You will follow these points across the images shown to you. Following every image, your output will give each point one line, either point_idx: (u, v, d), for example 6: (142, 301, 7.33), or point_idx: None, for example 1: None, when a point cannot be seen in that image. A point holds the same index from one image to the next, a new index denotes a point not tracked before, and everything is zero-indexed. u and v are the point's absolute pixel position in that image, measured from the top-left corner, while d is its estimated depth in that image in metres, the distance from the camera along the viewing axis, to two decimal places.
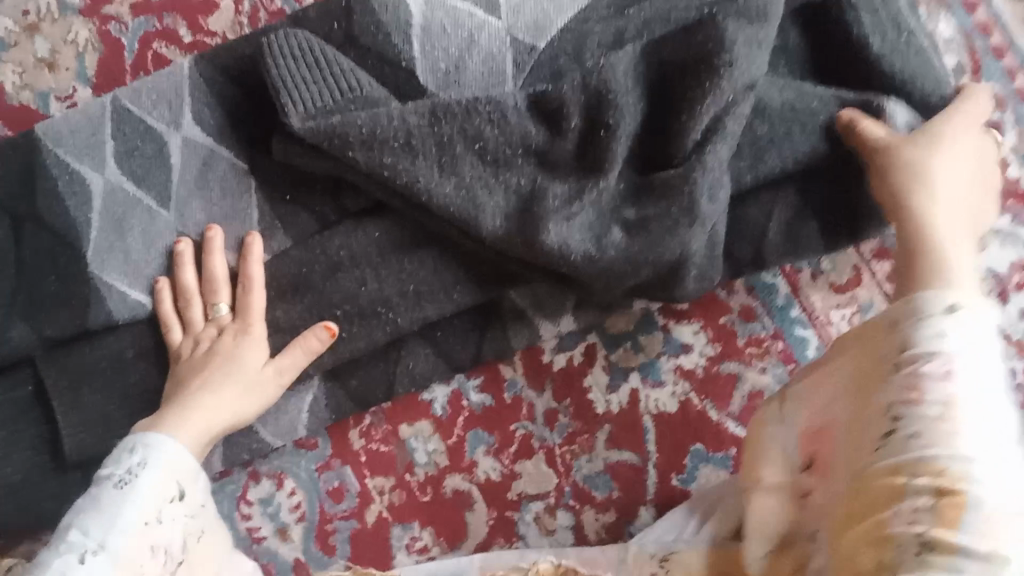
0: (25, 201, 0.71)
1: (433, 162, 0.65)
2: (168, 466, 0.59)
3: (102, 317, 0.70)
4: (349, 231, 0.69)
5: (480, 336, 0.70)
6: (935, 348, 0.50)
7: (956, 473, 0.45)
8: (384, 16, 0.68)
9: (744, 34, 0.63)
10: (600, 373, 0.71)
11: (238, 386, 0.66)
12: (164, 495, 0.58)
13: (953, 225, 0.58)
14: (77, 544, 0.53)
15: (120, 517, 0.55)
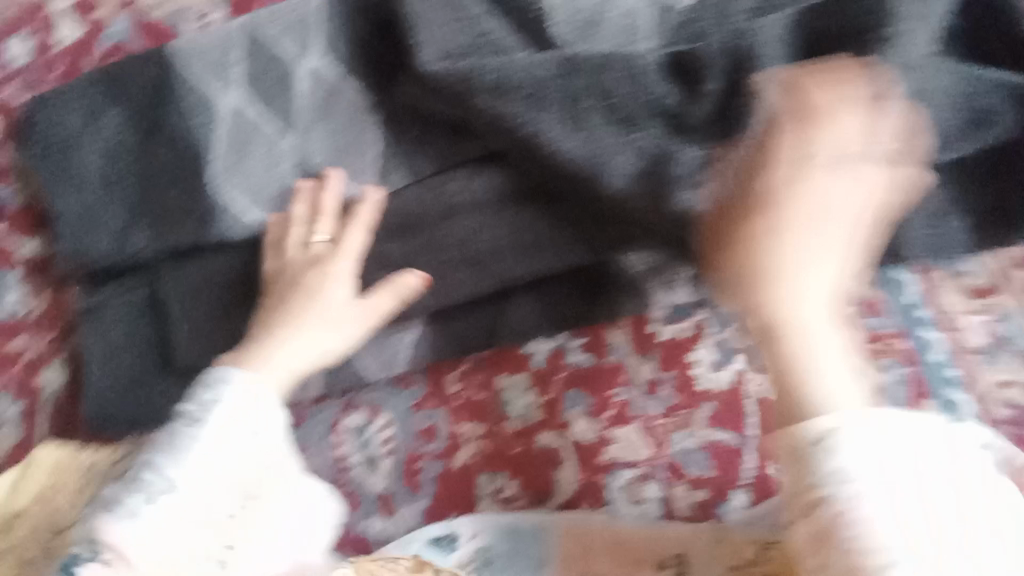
0: (154, 112, 0.72)
1: (561, 113, 0.62)
2: (245, 402, 0.59)
3: (221, 230, 0.69)
4: (469, 176, 0.68)
5: (589, 298, 0.71)
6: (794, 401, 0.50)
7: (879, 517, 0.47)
8: None
9: (916, 8, 0.62)
10: (708, 350, 0.69)
11: (320, 329, 0.64)
12: (238, 429, 0.58)
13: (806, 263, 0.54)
14: (147, 486, 0.54)
15: (189, 453, 0.56)
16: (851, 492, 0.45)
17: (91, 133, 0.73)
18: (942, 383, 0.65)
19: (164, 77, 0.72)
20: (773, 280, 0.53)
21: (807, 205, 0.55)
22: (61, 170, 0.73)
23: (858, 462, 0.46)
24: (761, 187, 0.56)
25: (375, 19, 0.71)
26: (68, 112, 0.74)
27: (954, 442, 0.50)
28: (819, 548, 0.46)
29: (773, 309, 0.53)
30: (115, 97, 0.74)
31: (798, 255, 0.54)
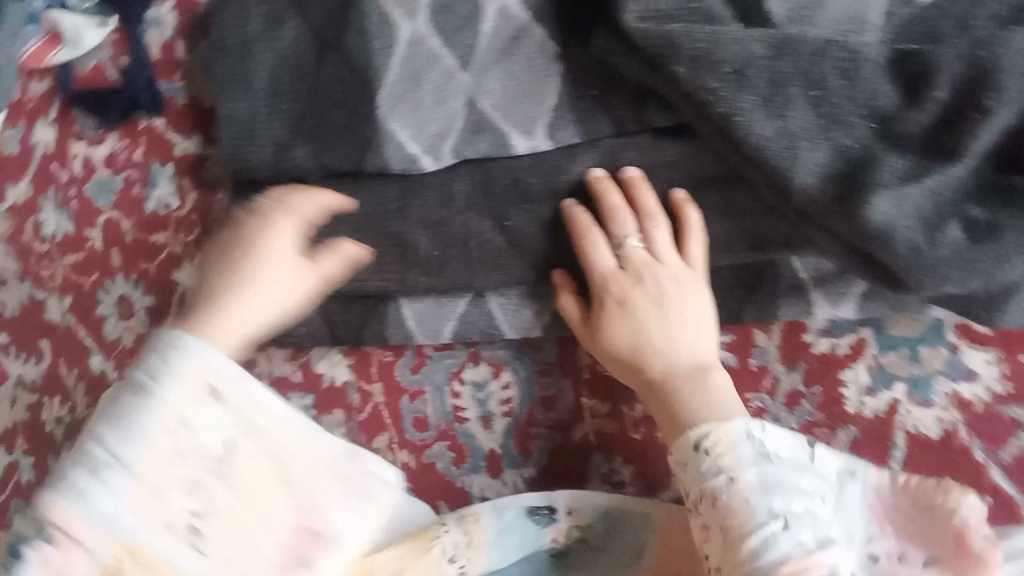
0: (335, 30, 0.70)
1: (762, 98, 0.58)
2: (199, 365, 0.57)
3: (378, 162, 0.68)
4: (645, 146, 0.64)
5: (747, 297, 0.64)
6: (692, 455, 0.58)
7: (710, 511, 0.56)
8: None
9: None
10: (863, 371, 0.63)
11: (274, 302, 0.63)
12: (187, 400, 0.56)
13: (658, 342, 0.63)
14: (94, 458, 0.54)
15: (136, 428, 0.54)
16: (717, 484, 0.56)
17: (268, 39, 0.72)
18: None
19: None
20: (665, 345, 0.62)
21: (661, 298, 0.62)
22: (233, 72, 0.72)
23: (760, 472, 0.56)
24: (606, 265, 0.63)
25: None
26: (248, 13, 0.72)
27: (851, 496, 0.59)
28: (728, 543, 0.55)
29: (657, 364, 0.62)
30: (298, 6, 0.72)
31: (655, 330, 0.62)
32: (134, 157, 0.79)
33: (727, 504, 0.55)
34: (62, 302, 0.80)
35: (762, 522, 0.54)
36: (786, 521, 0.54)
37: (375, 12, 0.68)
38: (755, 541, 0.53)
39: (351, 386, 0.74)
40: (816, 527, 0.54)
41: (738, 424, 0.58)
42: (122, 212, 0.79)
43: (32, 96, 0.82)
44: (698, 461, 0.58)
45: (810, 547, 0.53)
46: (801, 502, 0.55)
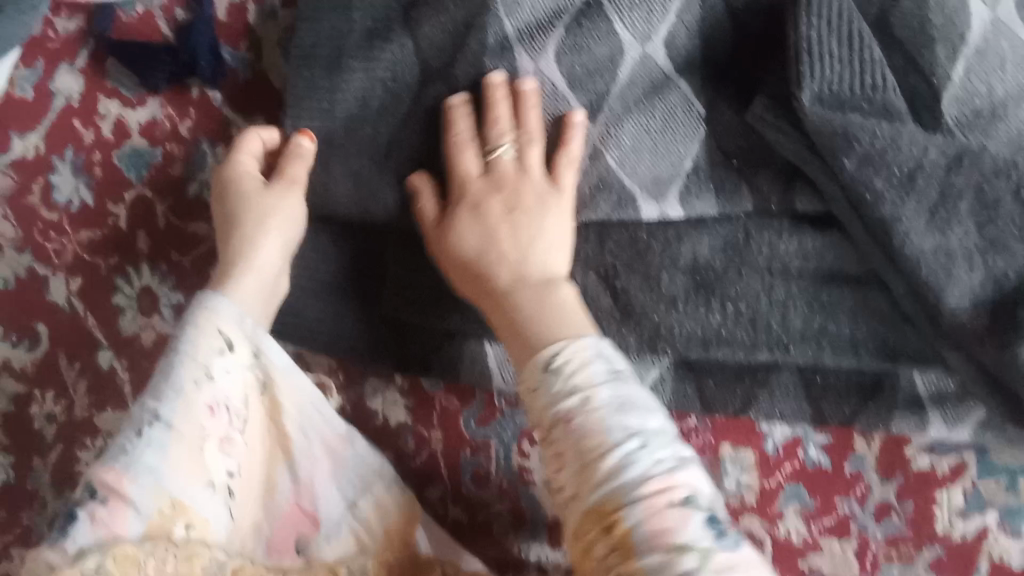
0: (447, 60, 0.60)
1: (927, 207, 0.55)
2: (216, 322, 0.54)
3: None
4: (782, 231, 0.60)
5: (861, 403, 0.61)
6: (577, 389, 0.50)
7: (612, 468, 0.46)
8: (934, 17, 0.57)
9: None
10: (959, 493, 0.62)
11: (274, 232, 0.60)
12: (211, 349, 0.52)
13: (536, 248, 0.58)
14: (135, 419, 0.49)
15: (168, 382, 0.50)
16: (569, 405, 0.49)
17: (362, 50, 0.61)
18: None
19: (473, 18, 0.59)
20: (498, 257, 0.58)
21: (518, 203, 0.59)
22: (317, 88, 0.62)
23: (612, 391, 0.49)
24: (467, 169, 0.59)
25: (768, 12, 0.60)
26: (350, 23, 0.62)
27: (675, 466, 0.46)
28: (587, 470, 0.47)
29: (503, 274, 0.58)
30: (411, 25, 0.61)
31: (499, 229, 0.59)
32: (178, 130, 0.69)
33: (585, 423, 0.48)
34: (68, 284, 0.70)
35: (618, 444, 0.47)
36: (645, 440, 0.47)
37: (495, 45, 0.59)
38: (611, 464, 0.46)
39: (406, 429, 0.68)
40: (673, 442, 0.48)
41: (590, 341, 0.52)
42: (155, 192, 0.70)
43: (57, 35, 0.70)
44: (551, 382, 0.51)
45: (669, 466, 0.46)
46: (659, 422, 0.49)
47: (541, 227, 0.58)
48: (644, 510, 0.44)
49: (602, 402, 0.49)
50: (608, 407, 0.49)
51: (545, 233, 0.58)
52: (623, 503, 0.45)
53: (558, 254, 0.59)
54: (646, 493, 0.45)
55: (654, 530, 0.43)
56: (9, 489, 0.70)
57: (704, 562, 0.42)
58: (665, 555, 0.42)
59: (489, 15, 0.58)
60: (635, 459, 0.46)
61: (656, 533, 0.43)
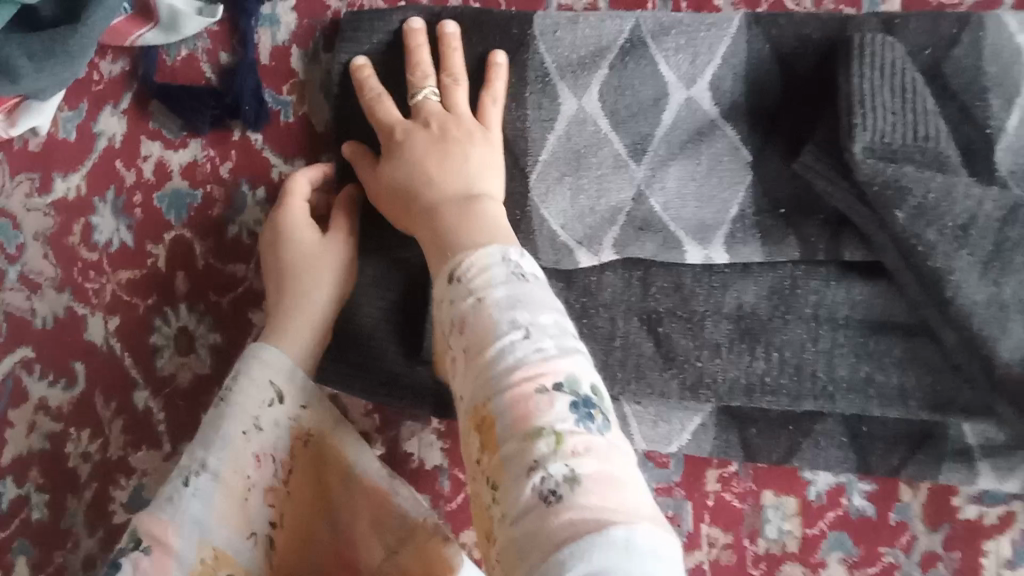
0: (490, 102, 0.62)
1: (980, 260, 0.54)
2: (265, 373, 0.56)
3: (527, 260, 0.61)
4: (829, 279, 0.60)
5: (910, 453, 0.60)
6: (476, 286, 0.46)
7: (493, 351, 0.43)
8: (989, 67, 0.57)
9: None
10: (1007, 543, 0.61)
11: (329, 286, 0.61)
12: (259, 402, 0.55)
13: (464, 167, 0.57)
14: (183, 468, 0.52)
15: (218, 432, 0.54)
16: (464, 308, 0.46)
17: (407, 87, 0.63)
18: None
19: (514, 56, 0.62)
20: (425, 179, 0.57)
21: (447, 135, 0.58)
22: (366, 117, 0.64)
23: (508, 291, 0.45)
24: (392, 118, 0.60)
25: (819, 62, 0.60)
26: (393, 52, 0.63)
27: (551, 358, 0.42)
28: (475, 363, 0.43)
29: (433, 191, 0.56)
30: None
31: (453, 155, 0.57)
32: (219, 172, 0.70)
33: (474, 314, 0.45)
34: (106, 323, 0.71)
35: (503, 334, 0.43)
36: (529, 332, 0.43)
37: (537, 81, 0.61)
38: (492, 353, 0.42)
39: (443, 472, 0.68)
40: (560, 339, 0.43)
41: (494, 250, 0.48)
42: (195, 233, 0.70)
43: (101, 76, 0.70)
44: (453, 289, 0.47)
45: (546, 354, 0.42)
46: (554, 318, 0.44)
47: (478, 159, 0.57)
48: (510, 401, 0.40)
49: (493, 298, 0.45)
50: (500, 299, 0.45)
51: (473, 161, 0.57)
52: (492, 394, 0.41)
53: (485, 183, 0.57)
54: (513, 383, 0.41)
55: (517, 416, 0.40)
56: (42, 527, 0.70)
57: (556, 454, 0.38)
58: (522, 443, 0.39)
59: (529, 50, 0.61)
60: (510, 350, 0.42)
61: (519, 417, 0.39)
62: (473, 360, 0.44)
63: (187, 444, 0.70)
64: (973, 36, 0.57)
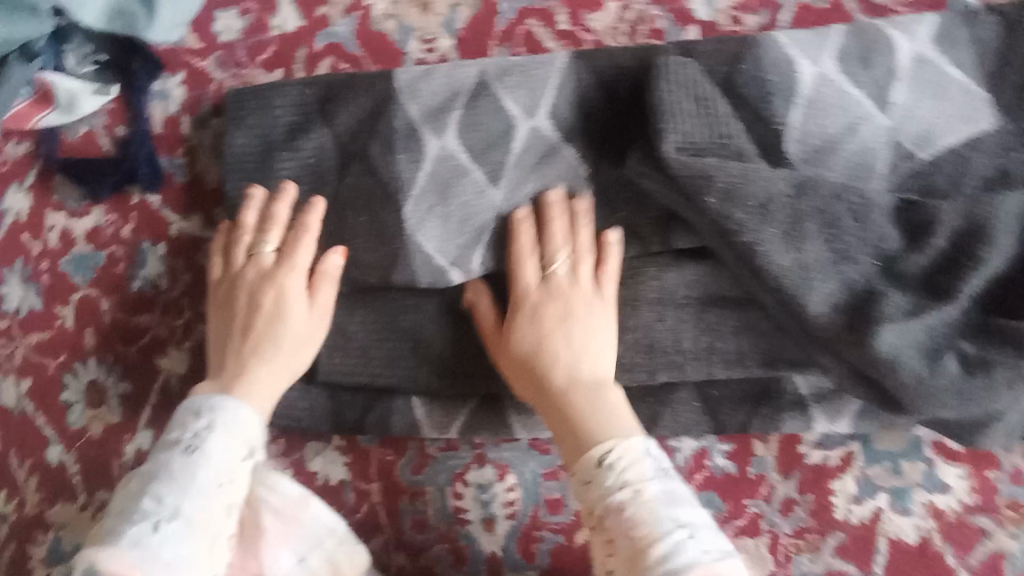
0: (359, 141, 0.72)
1: (781, 229, 0.64)
2: (235, 422, 0.61)
3: (405, 276, 0.68)
4: (666, 264, 0.69)
5: (754, 409, 0.69)
6: (626, 481, 0.58)
7: (654, 544, 0.54)
8: (770, 76, 0.69)
9: None
10: (850, 481, 0.69)
11: (286, 349, 0.68)
12: (236, 456, 0.60)
13: (601, 361, 0.65)
14: (150, 512, 0.55)
15: (192, 482, 0.57)
16: (622, 496, 0.57)
17: (289, 147, 0.73)
18: None
19: (380, 107, 0.72)
20: (546, 359, 0.65)
21: (572, 313, 0.66)
22: (253, 175, 0.74)
23: (662, 485, 0.58)
24: (527, 276, 0.67)
25: (635, 84, 0.70)
26: (275, 120, 0.74)
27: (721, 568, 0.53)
28: (636, 557, 0.55)
29: (560, 376, 0.65)
30: (326, 115, 0.73)
31: (581, 340, 0.65)
32: (120, 234, 0.76)
33: (635, 521, 0.56)
34: (18, 384, 0.75)
35: (669, 531, 0.55)
36: (692, 531, 0.55)
37: (403, 128, 0.71)
38: (661, 551, 0.54)
39: (346, 486, 0.73)
40: (715, 537, 0.56)
41: (638, 442, 0.60)
42: (101, 291, 0.75)
43: (7, 158, 0.78)
44: (603, 477, 0.59)
45: (714, 556, 0.54)
46: (699, 512, 0.57)
47: (599, 344, 0.66)
48: None
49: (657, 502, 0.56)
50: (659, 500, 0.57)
51: (594, 340, 0.66)
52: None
53: (585, 358, 0.65)
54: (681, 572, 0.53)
55: None
56: None
57: None
58: None
59: (395, 103, 0.72)
60: (685, 556, 0.54)
61: None
62: (632, 552, 0.55)
63: (103, 494, 0.73)
64: (753, 53, 0.69)
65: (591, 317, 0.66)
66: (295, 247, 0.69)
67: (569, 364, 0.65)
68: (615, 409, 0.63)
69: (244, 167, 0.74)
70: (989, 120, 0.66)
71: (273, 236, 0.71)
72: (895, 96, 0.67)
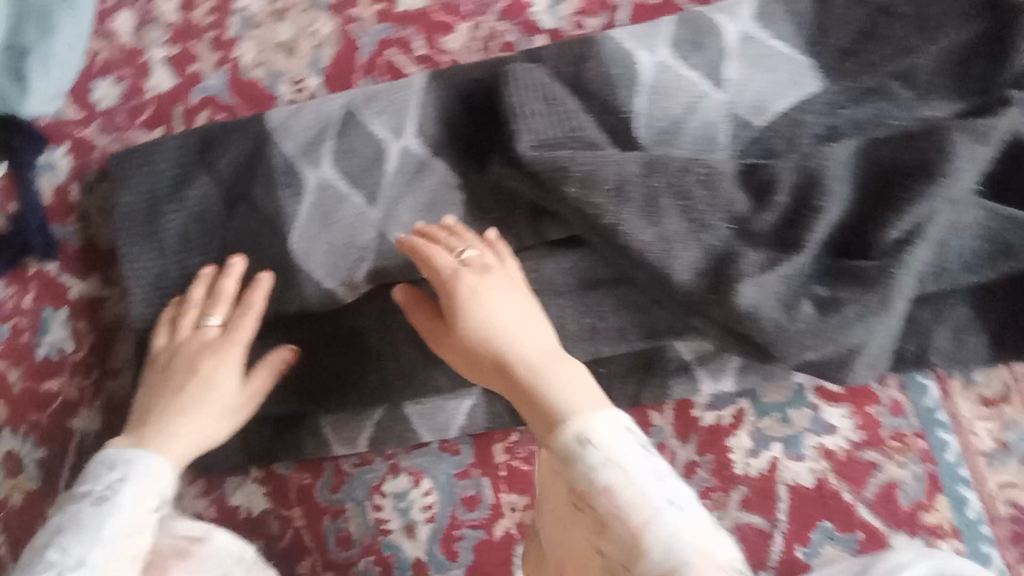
0: (242, 183, 0.75)
1: (639, 209, 0.68)
2: (146, 474, 0.63)
3: (298, 298, 0.73)
4: (544, 255, 0.73)
5: (642, 381, 0.74)
6: (607, 457, 0.54)
7: (652, 526, 0.51)
8: (613, 70, 0.73)
9: (970, 152, 0.64)
10: (744, 436, 0.73)
11: (213, 415, 0.68)
12: (145, 507, 0.61)
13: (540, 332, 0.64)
14: (55, 564, 0.57)
15: (97, 530, 0.59)
16: (607, 474, 0.53)
17: (175, 199, 0.76)
18: (953, 480, 0.71)
19: (258, 148, 0.76)
20: (503, 335, 0.63)
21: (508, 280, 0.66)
22: (142, 230, 0.75)
23: (649, 465, 0.55)
24: (444, 262, 0.65)
25: (489, 94, 0.75)
26: (159, 174, 0.76)
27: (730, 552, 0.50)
28: (633, 541, 0.51)
29: (526, 350, 0.62)
30: (206, 163, 0.76)
31: (490, 305, 0.64)
32: (22, 305, 0.78)
33: (624, 500, 0.52)
34: None
35: (661, 509, 0.52)
36: (676, 504, 0.52)
37: (282, 165, 0.75)
38: (655, 532, 0.50)
39: (270, 514, 0.75)
40: (702, 517, 0.52)
41: (616, 418, 0.57)
42: (7, 362, 0.77)
43: None
44: (586, 453, 0.55)
45: (709, 534, 0.51)
46: (684, 489, 0.54)
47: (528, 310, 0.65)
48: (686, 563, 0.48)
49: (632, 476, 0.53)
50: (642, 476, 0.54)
51: (534, 324, 0.64)
52: (668, 557, 0.49)
53: (517, 337, 0.63)
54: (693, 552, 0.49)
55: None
56: None
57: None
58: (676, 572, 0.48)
59: (270, 143, 0.76)
60: (686, 537, 0.50)
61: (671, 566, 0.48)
62: (629, 536, 0.51)
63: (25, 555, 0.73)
64: (595, 51, 0.74)
65: (506, 296, 0.65)
66: (242, 319, 0.70)
67: (519, 332, 0.63)
68: (584, 388, 0.60)
69: (133, 224, 0.76)
70: (816, 84, 0.71)
71: (219, 308, 0.71)
72: (729, 73, 0.72)
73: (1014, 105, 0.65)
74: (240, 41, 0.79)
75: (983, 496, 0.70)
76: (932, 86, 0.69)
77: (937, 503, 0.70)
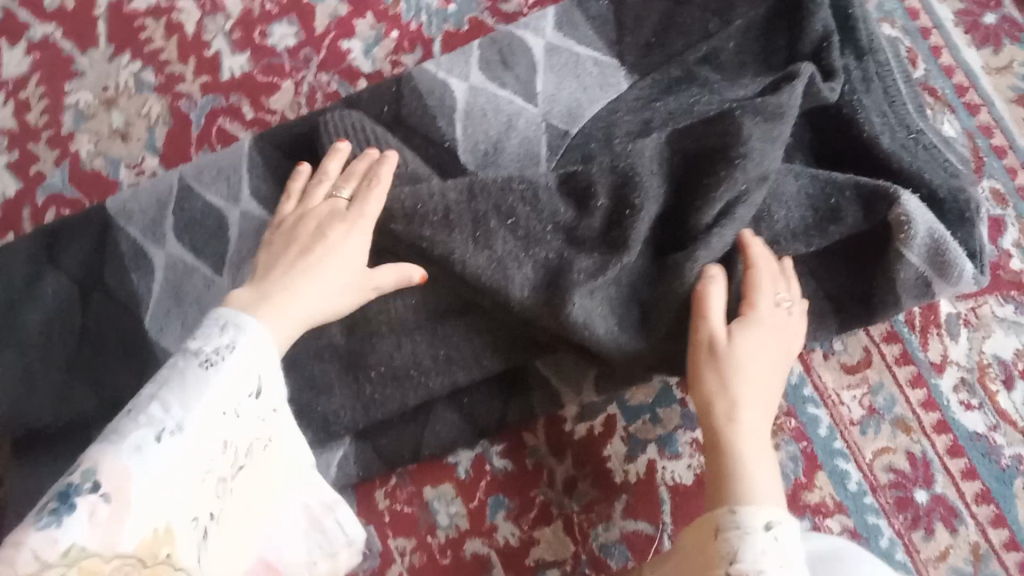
0: (94, 273, 0.75)
1: (468, 234, 0.63)
2: (252, 351, 0.50)
3: None
4: (386, 296, 0.70)
5: (506, 402, 0.74)
6: (771, 542, 0.50)
7: None
8: (431, 102, 0.72)
9: (759, 130, 0.63)
10: (619, 442, 0.75)
11: (342, 265, 0.59)
12: (243, 391, 0.49)
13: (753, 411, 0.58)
14: (154, 419, 0.44)
15: (201, 394, 0.46)
16: (746, 551, 0.50)
17: (26, 296, 0.72)
18: (830, 454, 0.70)
19: (103, 236, 0.76)
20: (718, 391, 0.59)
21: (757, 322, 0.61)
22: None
23: None
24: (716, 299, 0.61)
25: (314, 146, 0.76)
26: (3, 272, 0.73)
27: None
28: None
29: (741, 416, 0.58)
30: (54, 259, 0.75)
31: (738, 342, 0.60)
32: None
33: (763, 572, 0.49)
34: None
35: None
36: None
37: (129, 249, 0.75)
38: None
39: None
40: None
41: (774, 512, 0.52)
42: None
43: None
44: (759, 532, 0.51)
45: None
46: None
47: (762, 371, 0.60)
48: None
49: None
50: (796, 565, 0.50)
51: (763, 388, 0.60)
52: None
53: (747, 406, 0.58)
54: None
55: None
56: None
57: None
58: None
59: (114, 229, 0.76)
60: None
61: None
62: None
63: None
64: (409, 86, 0.73)
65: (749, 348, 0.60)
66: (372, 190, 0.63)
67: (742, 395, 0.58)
68: (763, 461, 0.56)
69: None
70: (624, 83, 0.75)
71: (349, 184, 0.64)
72: (540, 87, 0.74)
73: (800, 77, 0.65)
74: (76, 134, 0.81)
75: (861, 464, 0.70)
76: (739, 66, 0.72)
77: (817, 480, 0.69)
